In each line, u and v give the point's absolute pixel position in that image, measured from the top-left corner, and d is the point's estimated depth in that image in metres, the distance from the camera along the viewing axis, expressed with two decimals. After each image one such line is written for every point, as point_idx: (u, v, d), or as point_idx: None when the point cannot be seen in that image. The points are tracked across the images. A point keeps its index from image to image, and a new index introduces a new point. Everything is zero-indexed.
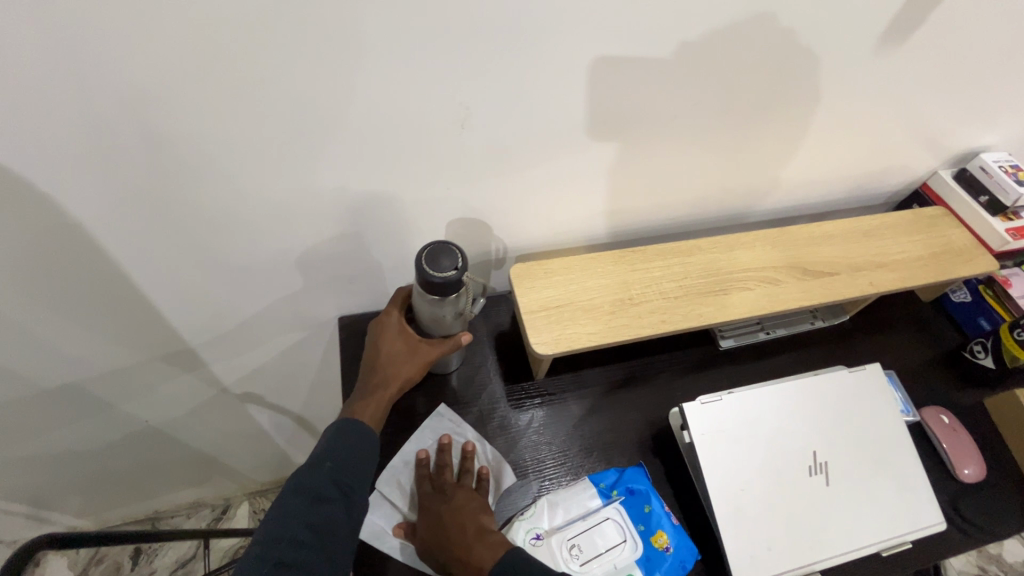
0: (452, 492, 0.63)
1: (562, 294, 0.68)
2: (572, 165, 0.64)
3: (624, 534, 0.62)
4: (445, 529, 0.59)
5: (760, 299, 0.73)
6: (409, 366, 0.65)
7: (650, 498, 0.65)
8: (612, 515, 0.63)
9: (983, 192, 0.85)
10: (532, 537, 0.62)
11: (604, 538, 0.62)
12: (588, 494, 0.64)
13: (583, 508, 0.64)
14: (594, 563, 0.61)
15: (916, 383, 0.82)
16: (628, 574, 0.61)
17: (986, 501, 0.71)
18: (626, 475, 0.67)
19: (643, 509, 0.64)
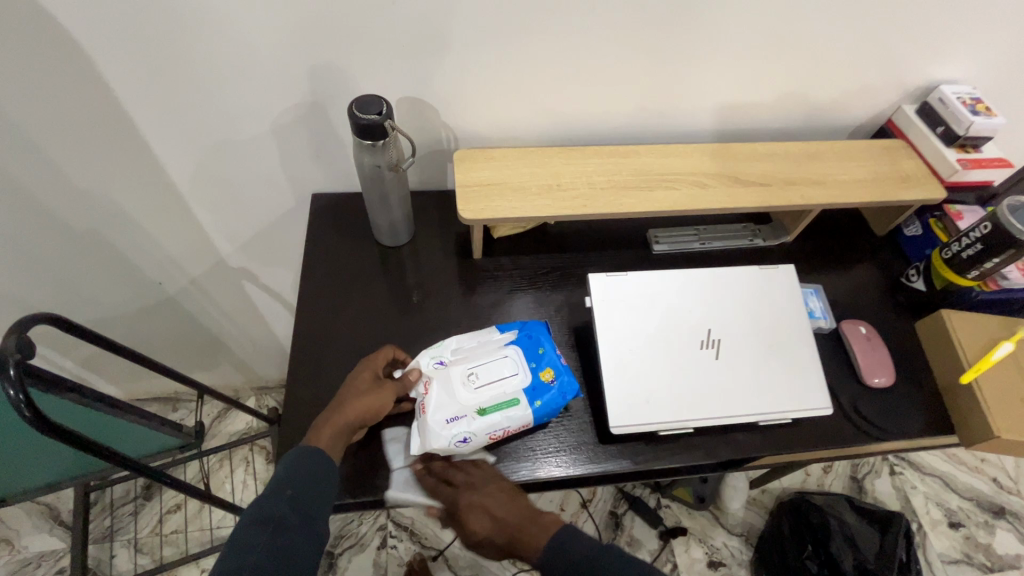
0: (466, 486, 0.64)
1: (496, 175, 0.77)
2: (510, 57, 0.72)
3: (516, 366, 0.66)
4: (504, 524, 0.61)
5: (684, 198, 0.78)
6: (378, 402, 0.65)
7: (543, 342, 0.69)
8: (509, 352, 0.67)
9: (939, 123, 0.86)
10: (435, 363, 0.67)
11: (499, 368, 0.66)
12: (490, 334, 0.69)
13: (487, 344, 0.68)
14: (485, 387, 0.65)
15: (846, 303, 0.84)
16: (513, 400, 0.65)
17: (888, 405, 0.74)
18: (528, 325, 0.70)
19: (537, 349, 0.68)
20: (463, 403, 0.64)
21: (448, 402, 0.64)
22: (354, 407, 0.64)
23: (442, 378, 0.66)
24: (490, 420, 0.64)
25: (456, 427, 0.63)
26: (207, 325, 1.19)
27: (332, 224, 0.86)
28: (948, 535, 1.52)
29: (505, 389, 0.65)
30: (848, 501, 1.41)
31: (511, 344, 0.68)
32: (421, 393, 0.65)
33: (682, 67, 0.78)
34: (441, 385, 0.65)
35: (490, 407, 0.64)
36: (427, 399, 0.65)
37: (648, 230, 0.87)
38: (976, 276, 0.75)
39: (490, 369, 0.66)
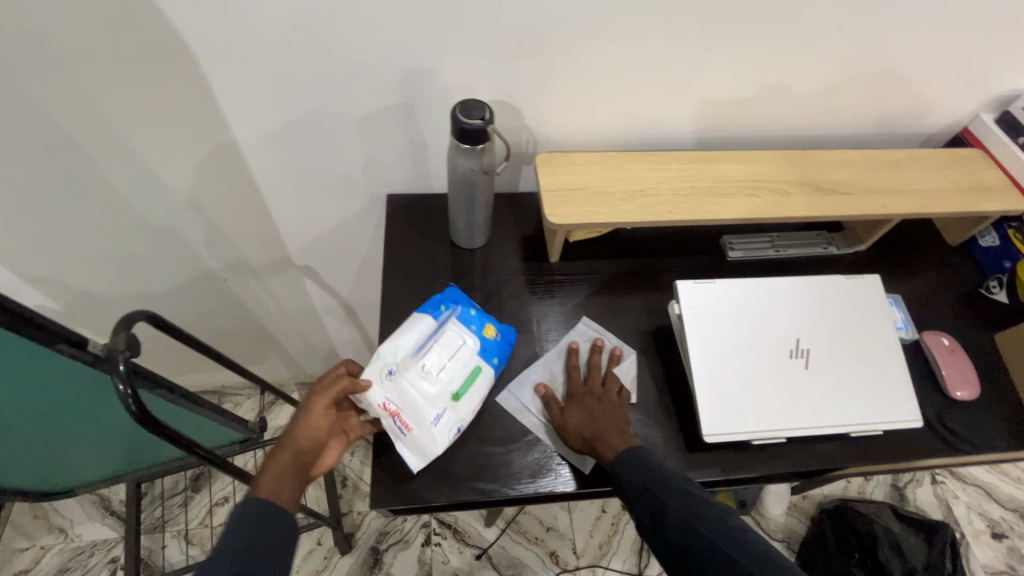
0: (596, 392, 0.70)
1: (580, 179, 0.77)
2: (601, 61, 0.72)
3: (460, 336, 0.71)
4: (598, 422, 0.67)
5: (767, 205, 0.78)
6: (313, 416, 0.67)
7: (464, 302, 0.74)
8: (451, 331, 0.72)
9: (1023, 133, 0.85)
10: (386, 373, 0.67)
11: (440, 352, 0.70)
12: (420, 322, 0.71)
13: (426, 337, 0.70)
14: (448, 373, 0.69)
15: (924, 313, 0.83)
16: (476, 365, 0.71)
17: (973, 418, 0.74)
18: (449, 293, 0.74)
19: (478, 329, 0.72)
20: (437, 399, 0.68)
21: (419, 407, 0.67)
22: (282, 447, 0.65)
23: (406, 393, 0.67)
24: (466, 398, 0.69)
25: (446, 420, 0.67)
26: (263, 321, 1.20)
27: (407, 224, 0.86)
28: (991, 545, 1.51)
29: (465, 364, 0.70)
30: (893, 509, 1.40)
31: (454, 330, 0.72)
32: (395, 415, 0.65)
33: (768, 72, 0.77)
34: (412, 398, 0.67)
35: (461, 386, 0.69)
36: (403, 416, 0.66)
37: (722, 236, 0.87)
38: None
39: (440, 354, 0.70)
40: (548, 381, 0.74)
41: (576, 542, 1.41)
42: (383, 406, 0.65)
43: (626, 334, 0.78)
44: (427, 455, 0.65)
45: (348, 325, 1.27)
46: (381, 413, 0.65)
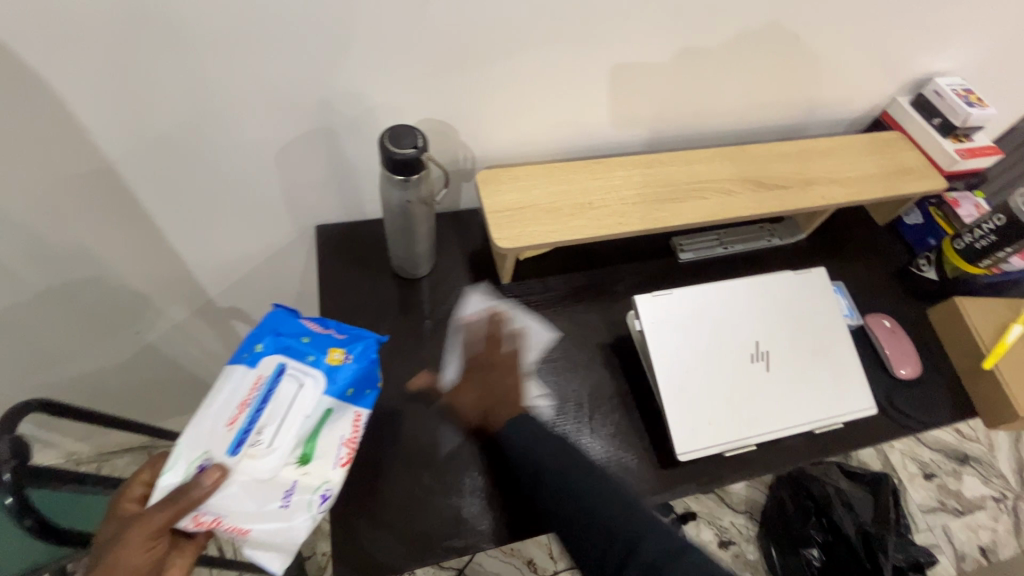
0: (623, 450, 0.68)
1: (525, 197, 0.72)
2: (536, 70, 0.67)
3: (295, 378, 0.54)
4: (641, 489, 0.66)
5: (714, 207, 0.77)
6: (124, 564, 0.50)
7: (302, 328, 0.57)
8: (277, 375, 0.54)
9: (936, 114, 0.89)
10: (198, 468, 0.51)
11: (257, 416, 0.53)
12: (229, 379, 0.54)
13: (238, 400, 0.53)
14: (279, 436, 0.52)
15: (865, 296, 0.87)
16: (324, 409, 0.54)
17: (919, 395, 0.77)
18: (270, 322, 0.57)
19: (315, 359, 0.55)
20: (274, 479, 0.52)
21: (254, 495, 0.51)
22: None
23: (223, 490, 0.50)
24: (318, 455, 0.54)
25: (298, 498, 0.52)
26: (189, 368, 1.08)
27: (342, 257, 0.79)
28: (925, 486, 1.64)
29: (302, 416, 0.53)
30: (840, 468, 1.49)
31: (275, 376, 0.54)
32: (217, 525, 0.50)
33: (703, 69, 0.75)
34: (234, 490, 0.51)
35: (308, 444, 0.54)
36: (230, 521, 0.51)
37: (672, 239, 0.86)
38: (989, 264, 0.79)
39: (258, 419, 0.52)
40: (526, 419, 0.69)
41: (552, 548, 1.40)
42: (196, 521, 0.51)
43: (588, 352, 0.75)
44: (287, 551, 0.52)
45: None
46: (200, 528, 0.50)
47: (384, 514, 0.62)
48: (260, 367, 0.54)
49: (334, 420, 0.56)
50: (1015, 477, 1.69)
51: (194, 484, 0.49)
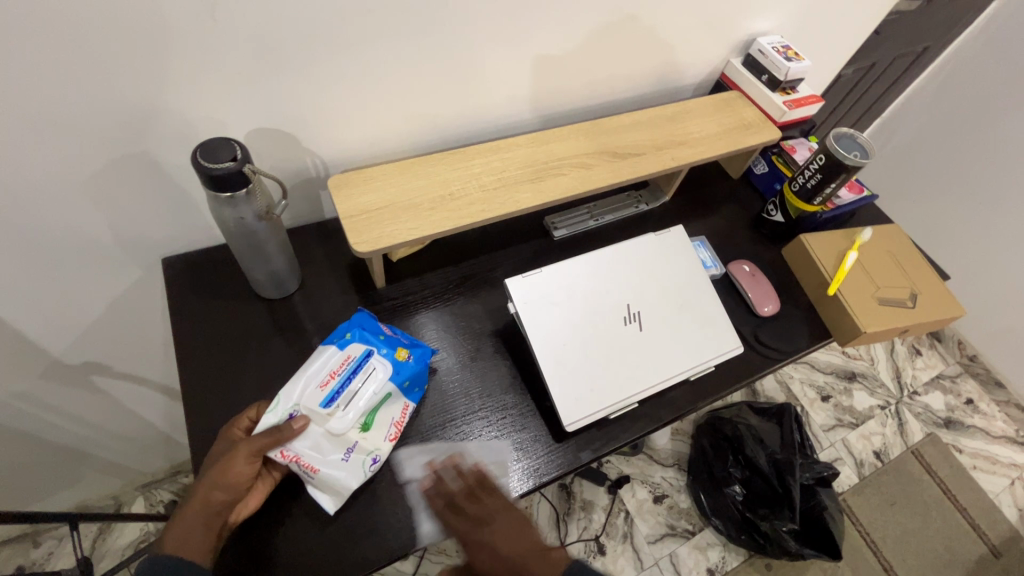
0: (477, 517, 0.58)
1: (382, 197, 0.70)
2: (367, 66, 0.65)
3: (377, 363, 0.61)
4: (525, 559, 0.56)
5: (574, 181, 0.79)
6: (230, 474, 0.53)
7: (381, 327, 0.64)
8: (367, 355, 0.61)
9: (763, 72, 0.96)
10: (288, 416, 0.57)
11: (348, 384, 0.60)
12: (326, 352, 0.61)
13: (329, 369, 0.60)
14: (355, 404, 0.59)
15: (727, 246, 0.93)
16: (387, 395, 0.61)
17: (781, 328, 0.84)
18: (360, 317, 0.64)
19: (389, 353, 0.62)
20: (340, 437, 0.58)
21: (326, 446, 0.58)
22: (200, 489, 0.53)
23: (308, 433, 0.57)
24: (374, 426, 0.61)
25: (355, 456, 0.59)
26: (56, 439, 0.96)
27: (197, 289, 0.73)
28: (823, 407, 1.81)
29: (373, 390, 0.60)
30: (749, 406, 1.61)
31: (364, 357, 0.61)
32: (296, 461, 0.56)
33: (543, 50, 0.76)
34: (313, 437, 0.57)
35: (370, 418, 0.60)
36: (306, 459, 0.57)
37: (545, 218, 0.88)
38: (821, 201, 0.87)
39: (344, 386, 0.59)
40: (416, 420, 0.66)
41: (497, 539, 1.44)
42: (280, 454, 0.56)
43: (475, 341, 0.74)
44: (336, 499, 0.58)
45: (176, 407, 1.08)
46: (281, 461, 0.56)
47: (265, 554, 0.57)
48: (350, 350, 0.61)
49: (390, 402, 0.62)
50: (894, 383, 1.91)
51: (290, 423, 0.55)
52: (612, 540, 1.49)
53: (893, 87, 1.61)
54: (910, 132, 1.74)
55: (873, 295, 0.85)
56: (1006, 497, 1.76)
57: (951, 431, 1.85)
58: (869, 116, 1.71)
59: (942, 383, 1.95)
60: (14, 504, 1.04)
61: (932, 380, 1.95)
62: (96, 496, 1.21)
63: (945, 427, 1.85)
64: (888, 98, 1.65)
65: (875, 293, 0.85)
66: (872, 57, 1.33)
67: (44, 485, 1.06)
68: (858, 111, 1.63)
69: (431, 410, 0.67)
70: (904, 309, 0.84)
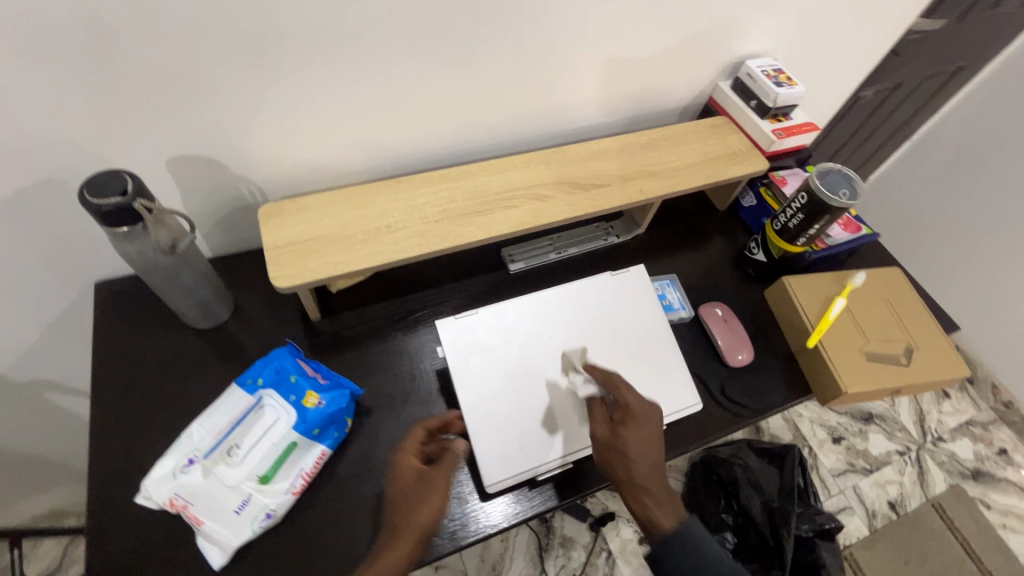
0: (631, 420, 0.58)
1: (313, 229, 0.67)
2: (293, 94, 0.61)
3: (276, 410, 0.58)
4: (642, 484, 0.56)
5: (526, 214, 0.73)
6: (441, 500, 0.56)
7: (294, 369, 0.60)
8: (268, 400, 0.58)
9: (752, 97, 0.89)
10: (185, 463, 0.55)
11: (247, 432, 0.57)
12: (231, 395, 0.59)
13: (231, 415, 0.58)
14: (253, 451, 0.56)
15: (702, 286, 0.86)
16: (289, 443, 0.57)
17: (755, 382, 0.76)
18: (272, 358, 0.61)
19: (297, 400, 0.58)
20: (235, 489, 0.55)
21: (219, 497, 0.54)
22: (408, 529, 0.54)
23: (200, 481, 0.54)
24: (276, 480, 0.56)
25: (249, 509, 0.55)
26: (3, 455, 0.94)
27: (126, 315, 0.70)
28: (834, 450, 1.66)
29: (274, 441, 0.57)
30: (748, 445, 1.47)
31: (264, 404, 0.58)
32: (184, 510, 0.53)
33: (495, 76, 0.71)
34: (206, 490, 0.54)
35: (271, 469, 0.56)
36: (195, 509, 0.54)
37: (502, 250, 0.83)
38: (806, 241, 0.79)
39: (244, 434, 0.57)
40: (338, 469, 0.62)
41: (469, 569, 1.33)
42: (169, 503, 0.54)
43: (408, 382, 0.70)
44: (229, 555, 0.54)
45: None
46: (170, 510, 0.54)
47: None
48: (256, 396, 0.59)
49: (300, 453, 0.58)
50: (916, 428, 1.74)
51: (241, 511, 0.54)
52: None
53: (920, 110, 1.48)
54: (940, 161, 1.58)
55: (861, 349, 0.76)
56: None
57: (978, 485, 1.67)
58: (895, 140, 1.58)
59: (972, 430, 1.77)
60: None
61: (960, 426, 1.77)
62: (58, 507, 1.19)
63: (973, 479, 1.68)
64: (915, 121, 1.53)
65: (863, 346, 0.76)
66: (892, 79, 1.22)
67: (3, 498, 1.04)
68: (881, 135, 1.51)
69: (353, 457, 0.63)
70: (896, 366, 0.75)
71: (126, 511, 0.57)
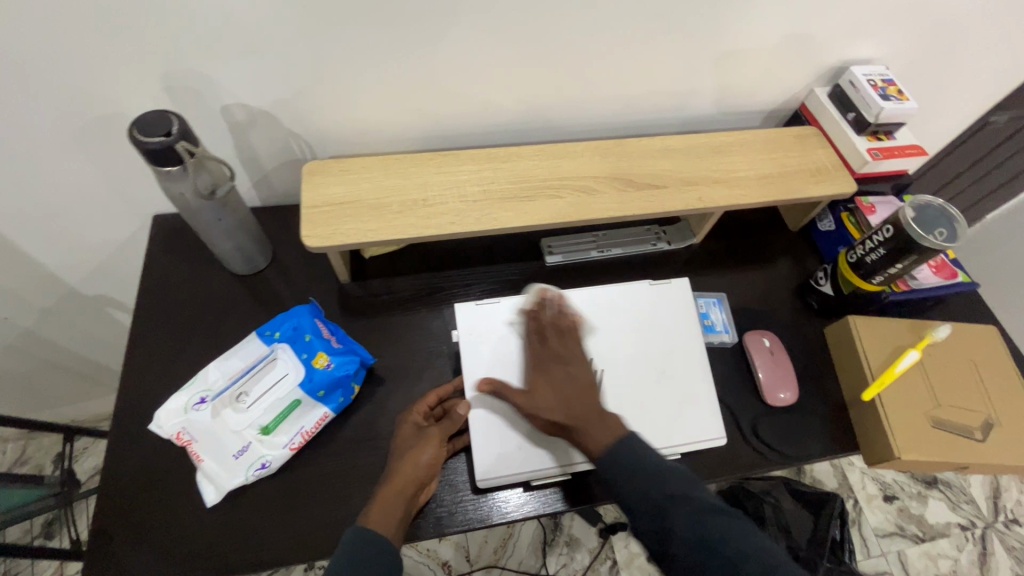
0: (556, 355, 0.59)
1: (352, 192, 0.66)
2: (347, 52, 0.60)
3: (287, 365, 0.59)
4: (569, 404, 0.54)
5: (569, 206, 0.69)
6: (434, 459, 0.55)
7: (310, 328, 0.61)
8: (281, 354, 0.60)
9: (851, 108, 0.78)
10: (197, 401, 0.58)
11: (257, 382, 0.58)
12: (249, 343, 0.60)
13: (246, 363, 0.60)
14: (260, 401, 0.58)
15: (753, 310, 0.78)
16: (294, 400, 0.58)
17: (793, 425, 0.69)
18: (293, 315, 0.61)
19: (307, 359, 0.59)
20: (237, 434, 0.56)
21: (221, 439, 0.56)
22: (397, 473, 0.53)
23: (207, 421, 0.57)
24: (276, 433, 0.57)
25: (247, 456, 0.56)
26: (52, 359, 1.00)
27: (176, 250, 0.74)
28: (883, 508, 1.48)
29: (279, 395, 0.58)
30: (785, 484, 1.31)
31: (277, 357, 0.59)
32: (188, 445, 0.56)
33: (557, 55, 0.67)
34: (210, 430, 0.56)
35: (273, 421, 0.57)
36: (198, 446, 0.56)
37: (542, 240, 0.79)
38: (883, 280, 0.69)
39: (254, 383, 0.58)
40: (339, 434, 0.62)
41: (470, 549, 1.32)
42: (176, 436, 0.56)
43: (423, 360, 0.69)
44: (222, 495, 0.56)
45: None
46: (177, 442, 0.56)
47: (143, 532, 0.55)
48: (271, 348, 0.60)
49: (303, 411, 0.59)
50: (986, 503, 1.51)
51: (238, 456, 0.56)
52: None
53: None
54: None
55: (927, 413, 0.66)
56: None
57: None
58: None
59: None
60: (13, 411, 1.08)
61: None
62: (93, 415, 1.24)
63: None
64: None
65: (931, 410, 0.66)
66: None
67: (53, 397, 1.11)
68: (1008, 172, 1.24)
69: (356, 425, 0.63)
70: (967, 440, 0.65)
71: (143, 434, 0.60)
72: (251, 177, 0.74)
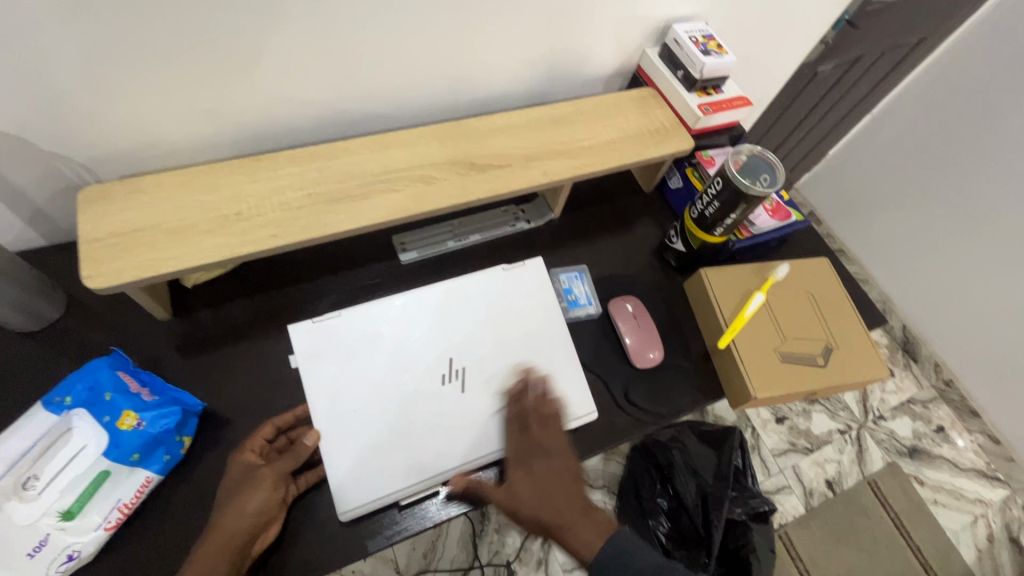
0: (537, 449, 0.56)
1: (145, 216, 0.57)
2: (96, 57, 0.50)
3: (86, 435, 0.49)
4: (551, 501, 0.52)
5: (408, 200, 0.64)
6: (265, 503, 0.49)
7: (110, 384, 0.52)
8: (78, 422, 0.50)
9: (680, 66, 0.80)
10: None
11: (47, 462, 0.48)
12: (32, 416, 0.50)
13: (33, 440, 0.49)
14: (55, 483, 0.48)
15: (616, 277, 0.79)
16: (102, 472, 0.49)
17: (662, 383, 0.71)
18: (84, 371, 0.51)
19: (110, 421, 0.50)
20: (29, 527, 0.47)
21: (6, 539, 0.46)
22: (219, 528, 0.47)
23: None
24: (83, 515, 0.48)
25: (48, 550, 0.47)
26: None
27: None
28: (776, 430, 1.47)
29: (80, 472, 0.48)
30: (690, 427, 1.21)
31: (71, 427, 0.49)
32: None
33: (363, 36, 0.60)
34: None
35: (77, 503, 0.48)
36: None
37: (393, 237, 0.74)
38: (723, 231, 0.72)
39: (44, 462, 0.48)
40: (176, 495, 0.54)
41: (399, 560, 1.19)
42: None
43: (269, 391, 0.62)
44: None
45: None
46: None
47: None
48: (62, 417, 0.50)
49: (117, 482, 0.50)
50: (858, 405, 1.53)
51: (35, 553, 0.47)
52: (526, 568, 1.21)
53: (879, 85, 1.32)
54: (892, 138, 1.43)
55: (776, 349, 0.70)
56: (1003, 552, 1.39)
57: (914, 462, 1.47)
58: (853, 115, 1.41)
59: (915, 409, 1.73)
60: None
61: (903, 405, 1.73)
62: None
63: (909, 457, 1.48)
64: (877, 94, 1.35)
65: (779, 346, 0.71)
66: (848, 52, 1.10)
67: None
68: (839, 110, 1.36)
69: (194, 481, 0.55)
70: (811, 367, 0.70)
71: None
72: (22, 214, 0.62)
